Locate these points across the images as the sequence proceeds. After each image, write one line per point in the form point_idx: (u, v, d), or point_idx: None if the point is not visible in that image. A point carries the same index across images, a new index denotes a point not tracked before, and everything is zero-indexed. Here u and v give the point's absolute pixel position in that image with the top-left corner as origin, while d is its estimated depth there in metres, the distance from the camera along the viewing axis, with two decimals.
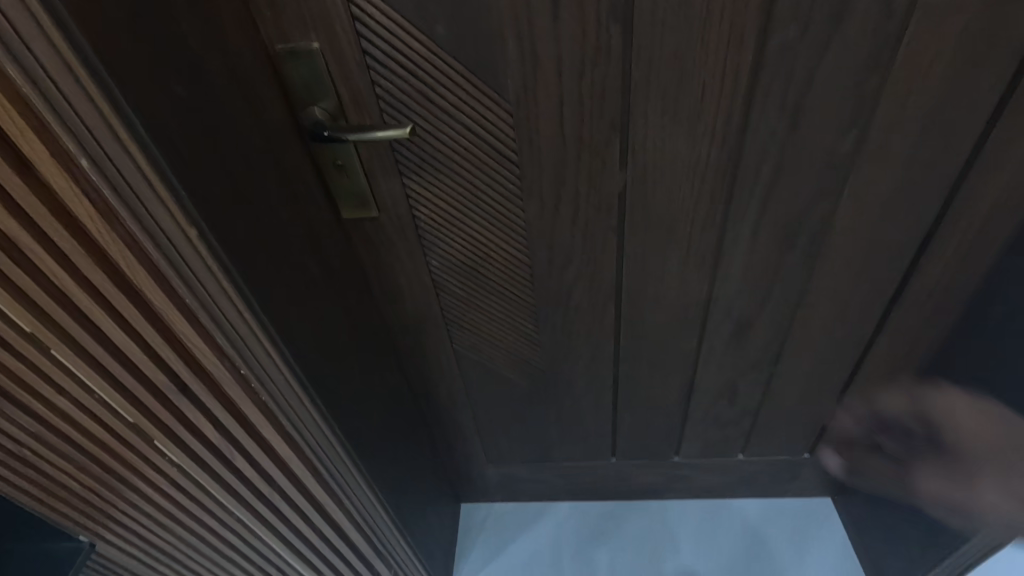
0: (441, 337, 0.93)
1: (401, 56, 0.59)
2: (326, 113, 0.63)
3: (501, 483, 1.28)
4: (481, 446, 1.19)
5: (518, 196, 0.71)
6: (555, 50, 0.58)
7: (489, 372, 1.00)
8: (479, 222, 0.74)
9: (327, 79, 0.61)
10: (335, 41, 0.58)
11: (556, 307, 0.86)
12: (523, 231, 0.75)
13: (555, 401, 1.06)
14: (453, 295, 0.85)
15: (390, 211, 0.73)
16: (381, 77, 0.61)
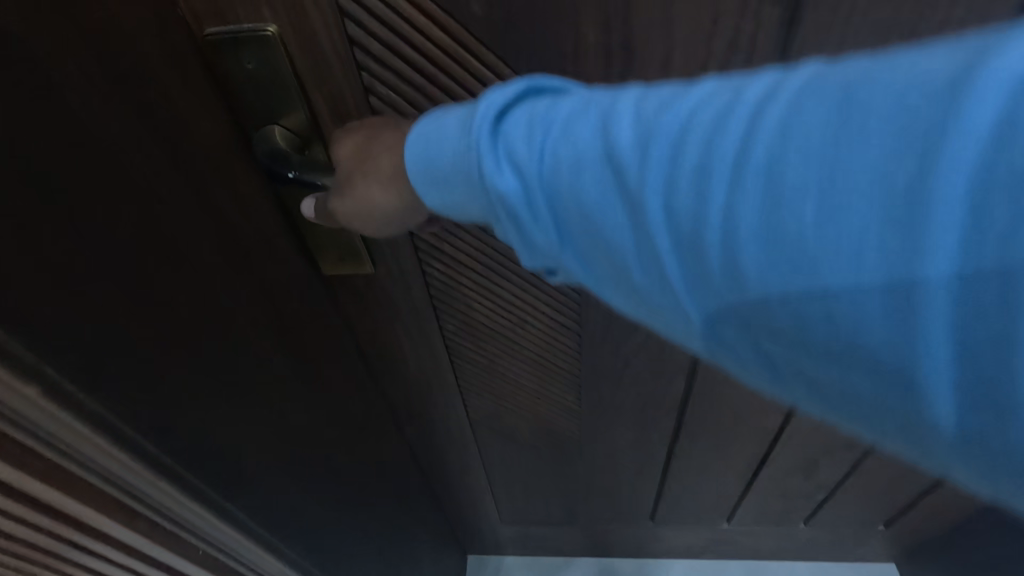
0: (452, 404, 0.74)
1: (412, 51, 0.37)
2: (293, 134, 0.39)
3: (515, 539, 1.10)
4: (494, 505, 1.00)
5: None
6: (662, 52, 0.36)
7: (511, 438, 0.81)
8: (516, 282, 0.54)
9: (292, 81, 0.37)
10: (304, 22, 0.35)
11: (606, 378, 0.66)
12: (575, 294, 0.54)
13: (590, 469, 0.86)
14: (471, 359, 0.65)
15: (391, 266, 0.51)
16: (379, 84, 0.38)
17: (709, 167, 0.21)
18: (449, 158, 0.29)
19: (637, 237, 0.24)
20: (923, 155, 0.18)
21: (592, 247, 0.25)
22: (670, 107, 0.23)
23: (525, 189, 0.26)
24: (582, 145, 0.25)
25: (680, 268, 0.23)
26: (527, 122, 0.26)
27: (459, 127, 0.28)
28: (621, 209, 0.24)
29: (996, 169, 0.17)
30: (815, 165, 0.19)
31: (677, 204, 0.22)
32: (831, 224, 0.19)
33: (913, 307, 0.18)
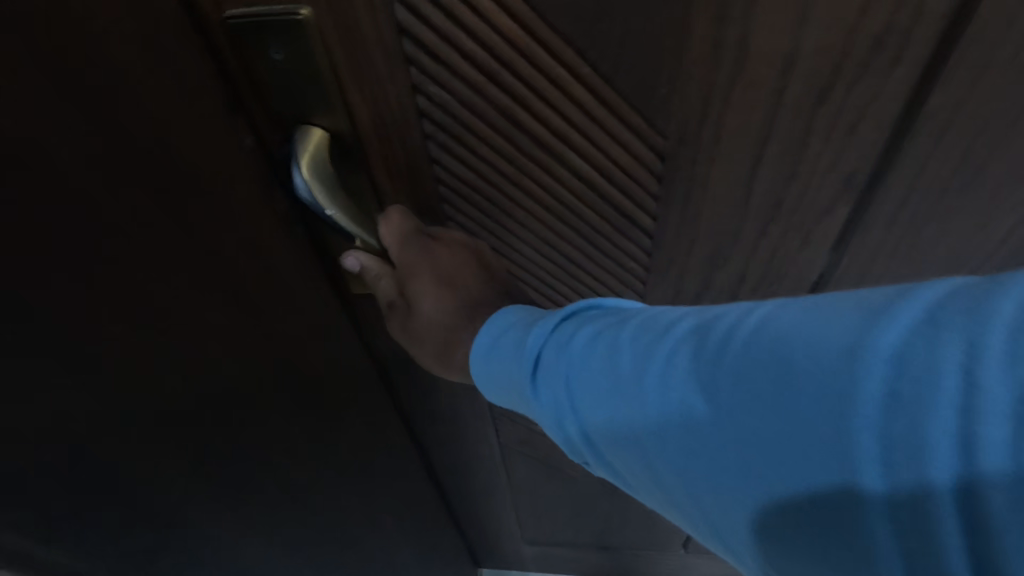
0: (483, 434, 0.67)
1: (474, 43, 0.29)
2: (325, 143, 0.31)
3: (534, 559, 1.04)
4: (515, 527, 0.94)
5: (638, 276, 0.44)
6: (785, 53, 0.29)
7: (541, 462, 0.75)
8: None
9: (326, 79, 0.29)
10: (345, 5, 0.27)
11: None
12: None
13: (623, 495, 0.80)
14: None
15: None
16: (431, 81, 0.31)
17: (703, 436, 0.21)
18: (501, 381, 0.29)
19: (665, 489, 0.23)
20: (878, 444, 0.17)
21: (620, 466, 0.25)
22: (654, 358, 0.23)
23: (560, 425, 0.27)
24: (582, 366, 0.26)
25: (699, 504, 0.22)
26: (549, 361, 0.27)
27: (497, 357, 0.29)
28: (633, 456, 0.24)
29: (909, 428, 0.17)
30: (778, 446, 0.19)
31: (670, 440, 0.22)
32: (828, 514, 0.18)
33: (899, 558, 0.18)
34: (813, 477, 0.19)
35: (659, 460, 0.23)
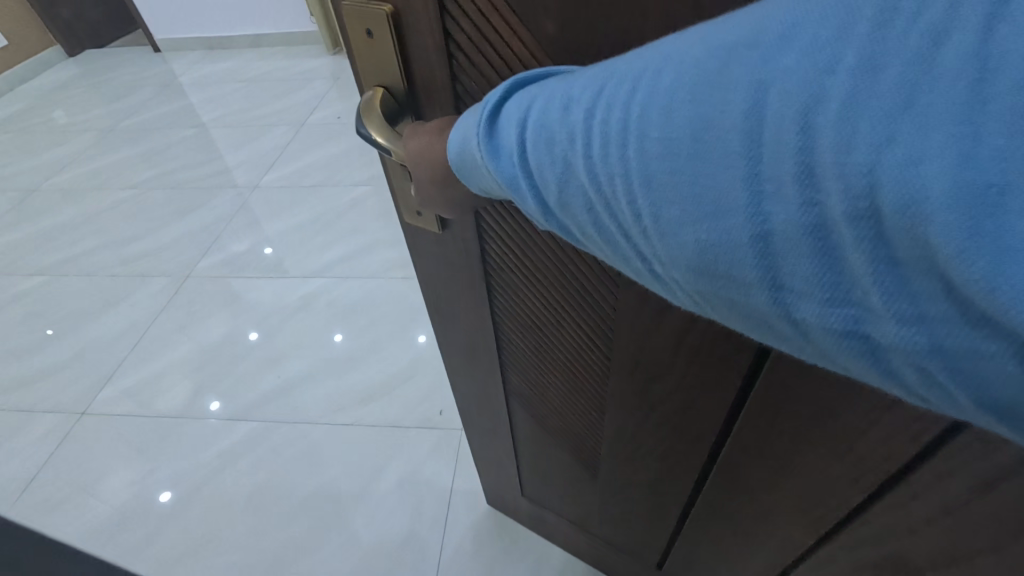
0: (495, 380, 0.79)
1: (491, 52, 0.40)
2: (391, 99, 0.46)
3: (530, 514, 1.13)
4: (516, 478, 1.04)
5: (614, 278, 0.51)
6: None
7: (543, 425, 0.83)
8: (558, 278, 0.56)
9: (395, 55, 0.43)
10: (412, 8, 0.40)
11: (629, 408, 0.65)
12: (611, 310, 0.55)
13: (608, 489, 0.85)
14: (518, 338, 0.69)
15: (455, 231, 0.57)
16: (463, 74, 0.42)
17: (609, 131, 0.23)
18: (470, 152, 0.31)
19: (586, 192, 0.24)
20: (730, 93, 0.19)
21: (560, 208, 0.26)
22: (595, 70, 0.25)
23: (515, 167, 0.28)
24: (542, 113, 0.26)
25: (606, 209, 0.24)
26: (512, 110, 0.28)
27: (471, 123, 0.31)
28: (572, 186, 0.25)
29: (769, 99, 0.18)
30: (660, 109, 0.21)
31: (595, 158, 0.23)
32: (690, 165, 0.20)
33: (737, 216, 0.20)
34: (676, 132, 0.21)
35: (578, 167, 0.24)
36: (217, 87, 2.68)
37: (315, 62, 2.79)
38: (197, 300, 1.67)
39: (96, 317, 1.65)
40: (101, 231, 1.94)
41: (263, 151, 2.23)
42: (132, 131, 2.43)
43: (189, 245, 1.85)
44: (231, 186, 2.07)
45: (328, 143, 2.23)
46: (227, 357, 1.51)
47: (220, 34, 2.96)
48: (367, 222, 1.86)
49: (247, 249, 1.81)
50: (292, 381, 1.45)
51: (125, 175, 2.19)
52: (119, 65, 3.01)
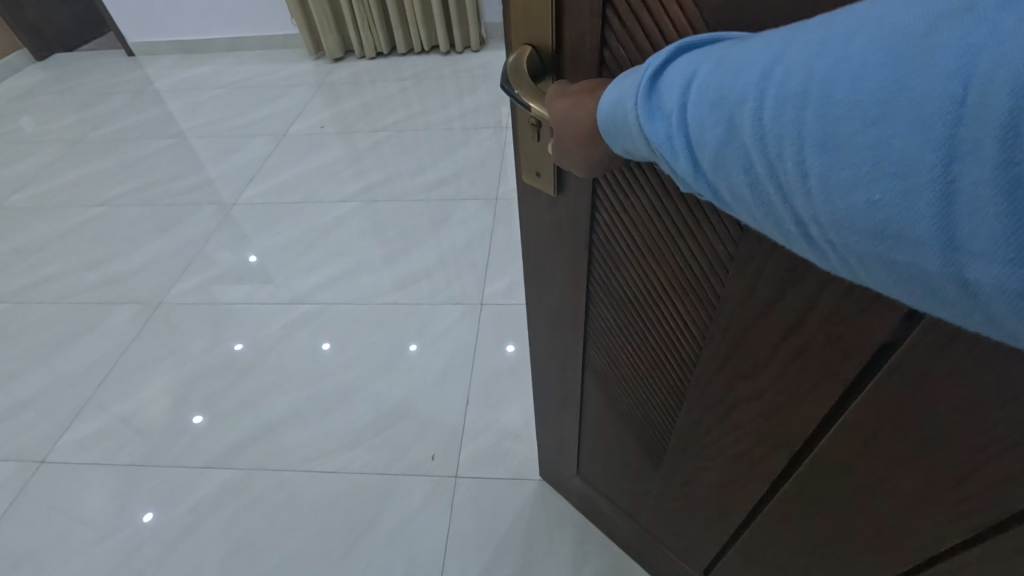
0: (577, 353, 0.81)
1: (648, 20, 0.40)
2: (538, 59, 0.48)
3: (579, 494, 1.15)
4: (574, 456, 1.06)
5: (724, 262, 0.51)
6: None
7: (615, 407, 0.84)
8: (664, 259, 0.57)
9: (550, 15, 0.45)
10: None
11: (709, 403, 0.65)
12: (713, 299, 0.55)
13: (666, 481, 0.85)
14: (608, 316, 0.71)
15: (569, 198, 0.60)
16: (613, 38, 0.43)
17: (787, 93, 0.25)
18: (621, 111, 0.35)
19: (747, 153, 0.27)
20: (929, 59, 0.20)
21: (714, 167, 0.29)
22: (773, 37, 0.27)
23: (671, 127, 0.31)
24: (711, 77, 0.29)
25: (769, 169, 0.26)
26: (676, 73, 0.31)
27: (630, 84, 0.34)
28: (733, 148, 0.28)
29: (978, 64, 0.19)
30: (848, 75, 0.23)
31: (764, 120, 0.26)
32: (874, 126, 0.22)
33: (919, 177, 0.21)
34: (863, 98, 0.22)
35: (743, 128, 0.27)
36: (190, 95, 2.91)
37: (291, 70, 3.03)
38: (178, 312, 1.79)
39: (63, 347, 1.73)
40: (68, 251, 2.06)
41: (244, 165, 2.38)
42: (107, 142, 2.62)
43: (161, 269, 1.95)
44: (204, 203, 2.20)
45: (311, 152, 2.41)
46: (193, 370, 1.61)
47: (194, 38, 3.25)
48: (355, 237, 1.97)
49: (227, 259, 1.95)
50: (253, 396, 1.53)
51: (91, 187, 2.36)
52: (92, 69, 3.25)
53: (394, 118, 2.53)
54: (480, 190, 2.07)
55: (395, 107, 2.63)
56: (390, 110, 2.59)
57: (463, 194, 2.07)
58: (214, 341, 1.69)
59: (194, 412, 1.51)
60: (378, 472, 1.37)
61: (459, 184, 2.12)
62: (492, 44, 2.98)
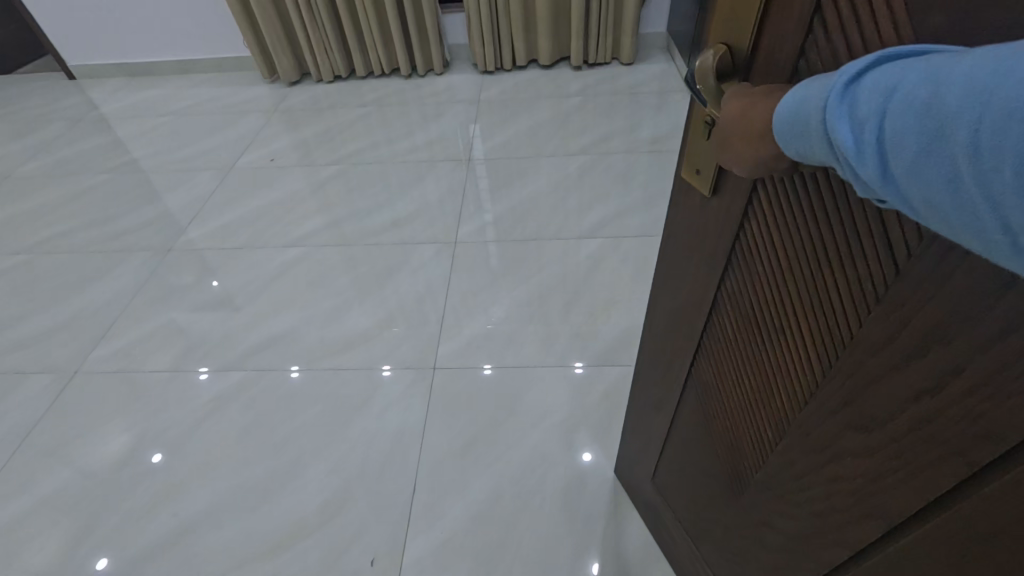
0: (693, 341, 0.91)
1: (855, 35, 0.43)
2: (731, 63, 0.55)
3: (655, 481, 1.25)
4: (659, 438, 1.17)
5: (866, 303, 0.53)
6: None
7: (716, 401, 0.92)
8: (803, 283, 0.62)
9: (753, 25, 0.52)
10: None
11: (813, 430, 0.68)
12: (844, 335, 0.58)
13: (749, 500, 0.89)
14: (734, 316, 0.78)
15: (723, 200, 0.67)
16: (814, 51, 0.47)
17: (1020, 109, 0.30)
18: (803, 114, 0.43)
19: (952, 162, 0.34)
20: None
21: (916, 171, 0.36)
22: (1005, 55, 0.32)
23: (863, 133, 0.39)
24: (928, 90, 0.35)
25: (982, 179, 0.32)
26: (875, 81, 0.38)
27: (817, 90, 0.41)
28: (938, 156, 0.34)
29: None
30: None
31: (984, 134, 0.32)
32: None
33: None
34: None
35: (955, 140, 0.33)
36: (171, 155, 3.86)
37: (269, 148, 3.82)
38: (145, 382, 2.42)
39: (48, 414, 2.34)
40: (62, 333, 2.67)
41: (214, 232, 3.15)
42: (78, 214, 3.42)
43: (117, 350, 2.56)
44: (144, 288, 2.86)
45: (285, 228, 3.14)
46: (156, 429, 2.23)
47: (164, 96, 4.52)
48: (315, 305, 2.66)
49: (202, 331, 2.59)
50: (212, 431, 2.21)
51: (77, 270, 3.02)
52: (86, 155, 3.95)
53: (365, 158, 3.60)
54: (441, 234, 2.97)
55: (365, 139, 3.79)
56: (360, 147, 3.72)
57: (424, 259, 2.84)
58: (183, 390, 2.36)
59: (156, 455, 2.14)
60: (297, 545, 1.87)
61: (427, 219, 3.08)
62: (454, 67, 4.54)
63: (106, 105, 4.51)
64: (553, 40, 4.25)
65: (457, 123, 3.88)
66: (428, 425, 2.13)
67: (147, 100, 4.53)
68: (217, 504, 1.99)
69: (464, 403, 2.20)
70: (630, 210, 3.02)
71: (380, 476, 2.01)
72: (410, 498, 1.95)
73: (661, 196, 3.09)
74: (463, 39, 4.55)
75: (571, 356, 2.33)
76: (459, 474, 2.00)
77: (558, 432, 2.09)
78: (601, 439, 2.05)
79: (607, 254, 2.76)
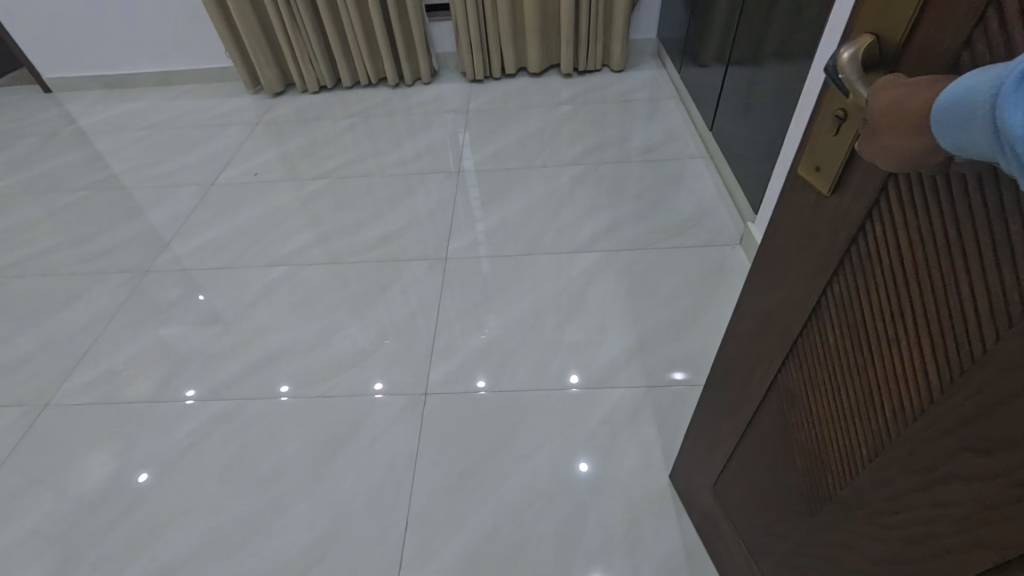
0: (793, 334, 0.95)
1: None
2: (877, 56, 0.58)
3: (735, 456, 1.34)
4: (742, 416, 1.25)
5: (1002, 317, 0.55)
6: None
7: (810, 395, 0.96)
8: (927, 296, 0.64)
9: (908, 19, 0.54)
10: None
11: (920, 437, 0.70)
12: (969, 354, 0.60)
13: (842, 505, 0.92)
14: (842, 320, 0.81)
15: (843, 199, 0.72)
16: (979, 43, 0.48)
17: None
18: (969, 100, 0.41)
19: None
20: None
21: None
22: None
23: None
24: None
25: None
26: None
27: (989, 79, 0.40)
28: None
29: None
30: None
31: None
32: None
33: None
34: None
35: None
36: (151, 170, 3.73)
37: (254, 161, 3.71)
38: (125, 411, 2.29)
39: (24, 442, 2.22)
40: (32, 362, 2.53)
41: (198, 249, 3.04)
42: (52, 234, 3.27)
43: (96, 377, 2.44)
44: (123, 311, 2.73)
45: (270, 246, 3.03)
46: (140, 457, 2.13)
47: (142, 109, 4.38)
48: (306, 322, 2.58)
49: (183, 357, 2.47)
50: (196, 465, 2.10)
51: (47, 294, 2.87)
52: (60, 171, 3.80)
53: (351, 171, 3.52)
54: (432, 250, 2.89)
55: (352, 151, 3.70)
56: (347, 160, 3.62)
57: (415, 277, 2.75)
58: (170, 416, 2.26)
59: (140, 472, 2.08)
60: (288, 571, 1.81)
61: (418, 235, 2.99)
62: (441, 76, 4.47)
63: (83, 120, 4.37)
64: (543, 48, 4.20)
65: (446, 133, 3.82)
66: (421, 454, 2.06)
67: (126, 114, 4.40)
68: (206, 542, 1.89)
69: (460, 426, 2.13)
70: (624, 222, 2.96)
71: (380, 500, 1.96)
72: (402, 536, 1.86)
73: (655, 207, 3.04)
74: (451, 48, 4.47)
75: (570, 372, 2.27)
76: (462, 499, 1.94)
77: (556, 454, 2.03)
78: (603, 451, 2.02)
79: (604, 268, 2.70)
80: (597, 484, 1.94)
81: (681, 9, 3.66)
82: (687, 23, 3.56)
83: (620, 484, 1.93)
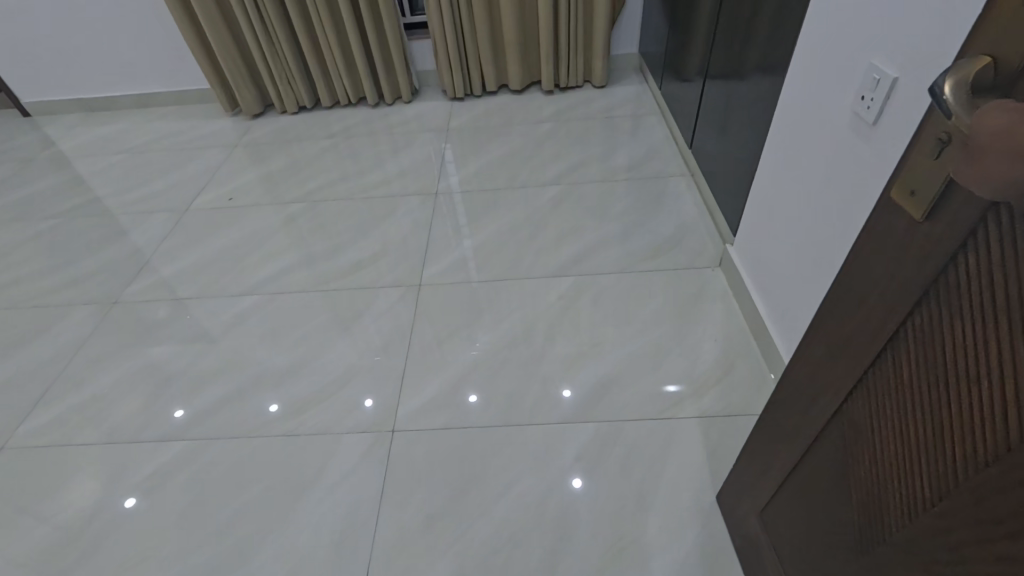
0: (860, 366, 0.87)
1: None
2: (993, 81, 0.53)
3: (783, 488, 1.25)
4: (792, 446, 1.17)
5: None
6: None
7: (873, 432, 0.88)
8: (1021, 337, 0.58)
9: None
10: None
11: (999, 492, 0.63)
12: None
13: (901, 554, 0.84)
14: (918, 355, 0.74)
15: (935, 227, 0.65)
16: None
17: None
18: None
19: None
20: None
21: None
22: None
23: None
24: None
25: None
26: None
27: None
28: None
29: None
30: None
31: None
32: None
33: None
34: None
35: None
36: (127, 194, 3.61)
37: (233, 183, 3.60)
38: (86, 449, 2.14)
39: None
40: None
41: (171, 276, 2.92)
42: (17, 262, 3.13)
43: (57, 411, 2.29)
44: (87, 344, 2.58)
45: (245, 271, 2.90)
46: (96, 499, 1.98)
47: (118, 132, 4.27)
48: (282, 349, 2.46)
49: (152, 389, 2.34)
50: (157, 509, 1.94)
51: (11, 327, 2.72)
52: (30, 197, 3.67)
53: (331, 192, 3.42)
54: (412, 274, 2.78)
55: (332, 172, 3.61)
56: (327, 181, 3.52)
57: (394, 302, 2.64)
58: (134, 452, 2.11)
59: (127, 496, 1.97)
60: None
61: (396, 259, 2.89)
62: (424, 94, 4.41)
63: (58, 144, 4.25)
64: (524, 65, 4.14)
65: (428, 151, 3.74)
66: (390, 492, 1.92)
67: (102, 137, 4.28)
68: None
69: (442, 459, 2.00)
70: (610, 241, 2.87)
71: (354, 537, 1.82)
72: None
73: (638, 226, 2.95)
74: (432, 66, 4.41)
75: (561, 397, 2.16)
76: (443, 538, 1.80)
77: (542, 483, 1.92)
78: (595, 471, 1.93)
79: (586, 289, 2.60)
80: (590, 503, 1.86)
81: (662, 24, 3.62)
82: (667, 38, 3.53)
83: (614, 517, 1.81)
